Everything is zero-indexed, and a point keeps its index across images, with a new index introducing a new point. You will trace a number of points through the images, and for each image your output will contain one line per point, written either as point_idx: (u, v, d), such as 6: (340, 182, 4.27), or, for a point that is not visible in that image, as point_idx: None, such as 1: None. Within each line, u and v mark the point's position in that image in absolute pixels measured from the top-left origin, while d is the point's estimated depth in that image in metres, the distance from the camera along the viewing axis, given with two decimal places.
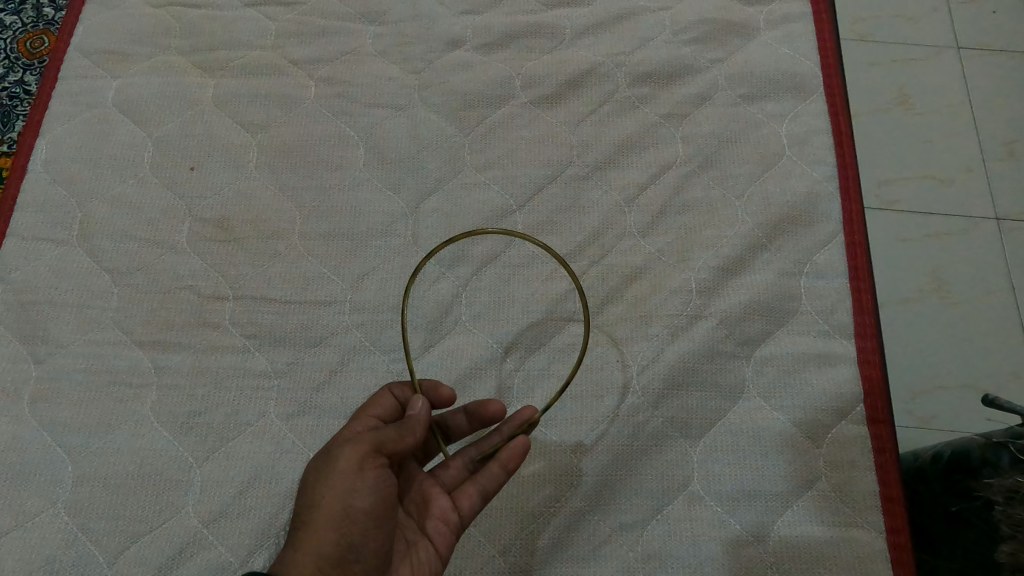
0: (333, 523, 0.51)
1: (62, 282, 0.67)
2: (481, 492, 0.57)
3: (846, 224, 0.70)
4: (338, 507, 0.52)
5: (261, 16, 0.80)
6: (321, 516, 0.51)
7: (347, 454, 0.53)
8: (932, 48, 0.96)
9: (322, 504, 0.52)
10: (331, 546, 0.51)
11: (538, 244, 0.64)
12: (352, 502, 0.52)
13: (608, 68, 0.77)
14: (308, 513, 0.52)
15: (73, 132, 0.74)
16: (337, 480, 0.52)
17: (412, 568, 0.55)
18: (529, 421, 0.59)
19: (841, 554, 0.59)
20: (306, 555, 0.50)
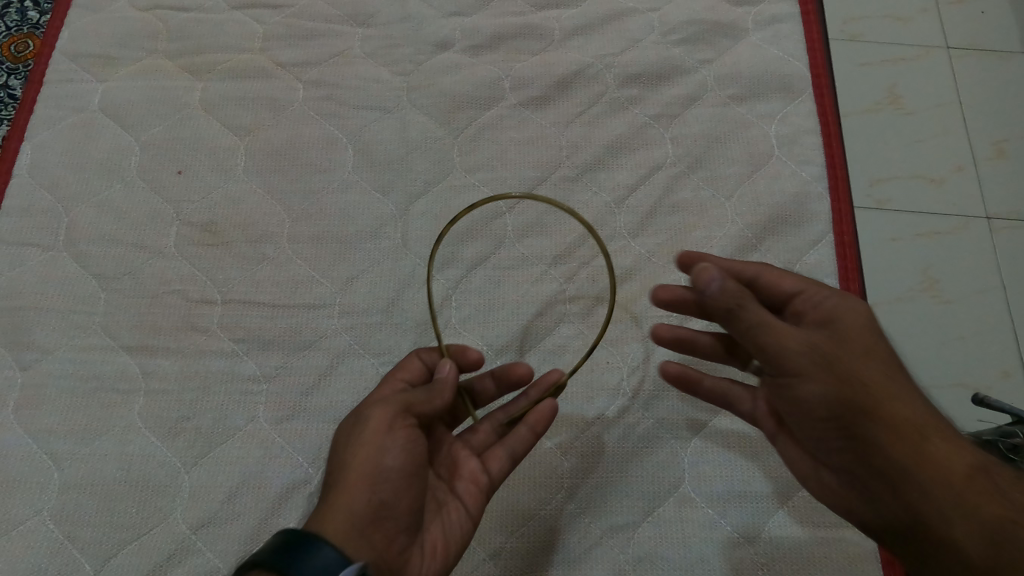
0: (367, 480, 0.50)
1: (49, 288, 0.67)
2: (509, 455, 0.58)
3: (835, 223, 0.70)
4: (371, 465, 0.51)
5: (248, 18, 0.80)
6: (354, 474, 0.51)
7: (379, 414, 0.53)
8: (921, 47, 0.96)
9: (354, 462, 0.51)
10: (365, 503, 0.50)
11: (568, 211, 0.63)
12: (384, 460, 0.52)
13: (598, 69, 0.77)
14: (339, 473, 0.51)
15: (60, 137, 0.74)
16: (369, 439, 0.52)
17: (444, 528, 0.54)
18: (557, 384, 0.60)
19: (833, 554, 0.59)
20: (340, 511, 0.49)
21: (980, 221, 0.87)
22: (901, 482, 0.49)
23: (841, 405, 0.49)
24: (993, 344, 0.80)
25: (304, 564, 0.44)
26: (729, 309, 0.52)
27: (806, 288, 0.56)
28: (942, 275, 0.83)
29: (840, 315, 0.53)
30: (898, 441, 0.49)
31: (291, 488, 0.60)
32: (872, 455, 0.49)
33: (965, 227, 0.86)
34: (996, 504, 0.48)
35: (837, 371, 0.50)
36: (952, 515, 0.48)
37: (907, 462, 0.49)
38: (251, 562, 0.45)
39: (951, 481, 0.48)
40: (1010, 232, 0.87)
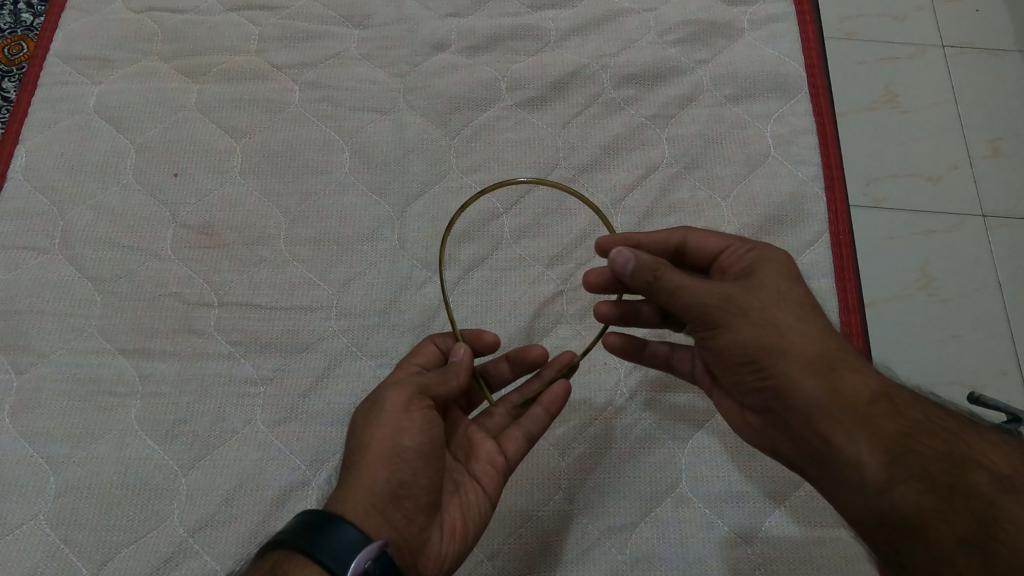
0: (384, 462, 0.51)
1: (44, 291, 0.67)
2: (526, 435, 0.58)
3: (832, 222, 0.71)
4: (388, 447, 0.52)
5: (244, 20, 0.80)
6: (372, 456, 0.51)
7: (394, 395, 0.53)
8: (917, 46, 0.97)
9: (372, 444, 0.52)
10: (383, 484, 0.50)
11: (574, 192, 0.63)
12: (402, 440, 0.52)
13: (594, 70, 0.77)
14: (358, 455, 0.52)
15: (55, 139, 0.73)
16: (386, 421, 0.52)
17: (463, 508, 0.54)
18: (569, 364, 0.61)
19: (831, 554, 0.59)
20: (359, 491, 0.50)
21: (976, 219, 0.87)
22: (823, 422, 0.48)
23: (753, 350, 0.51)
24: (990, 343, 0.80)
25: (325, 540, 0.45)
26: (647, 281, 0.54)
27: (731, 244, 0.57)
28: (939, 274, 0.83)
29: (761, 265, 0.55)
30: (810, 376, 0.49)
31: (289, 490, 0.60)
32: (788, 394, 0.50)
33: (962, 226, 0.87)
34: (927, 445, 0.46)
35: (749, 317, 0.51)
36: (871, 447, 0.46)
37: (821, 397, 0.48)
38: (276, 541, 0.47)
39: (864, 415, 0.47)
40: (1007, 230, 0.87)
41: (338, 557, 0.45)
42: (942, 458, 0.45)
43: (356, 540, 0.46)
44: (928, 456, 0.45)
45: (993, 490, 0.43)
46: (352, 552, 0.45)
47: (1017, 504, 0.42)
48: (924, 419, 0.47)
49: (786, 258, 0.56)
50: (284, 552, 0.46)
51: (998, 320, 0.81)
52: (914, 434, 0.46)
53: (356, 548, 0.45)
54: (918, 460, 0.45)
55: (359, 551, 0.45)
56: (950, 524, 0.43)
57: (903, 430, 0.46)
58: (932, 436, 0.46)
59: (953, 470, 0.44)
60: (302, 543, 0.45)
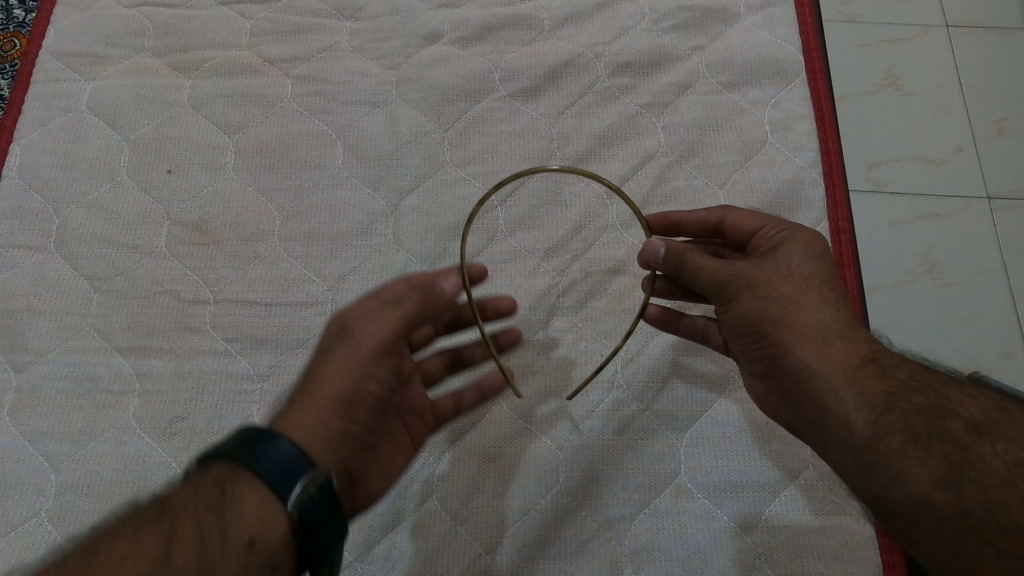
0: (343, 400, 0.51)
1: (40, 290, 0.67)
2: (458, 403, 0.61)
3: (830, 209, 0.70)
4: (351, 387, 0.52)
5: (235, 14, 0.79)
6: (334, 391, 0.51)
7: (373, 338, 0.53)
8: (920, 28, 0.95)
9: (335, 379, 0.51)
10: (338, 421, 0.51)
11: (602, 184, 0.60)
12: (366, 385, 0.52)
13: (588, 59, 0.76)
14: (316, 385, 0.51)
15: (48, 138, 0.73)
16: (355, 359, 0.52)
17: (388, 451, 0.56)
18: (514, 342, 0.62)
19: (831, 542, 0.59)
20: (312, 417, 0.50)
21: (981, 201, 0.86)
22: (815, 386, 0.49)
23: (756, 321, 0.51)
24: (995, 327, 0.79)
25: (268, 459, 0.45)
26: (676, 264, 0.55)
27: (766, 224, 0.57)
28: (944, 257, 0.82)
29: (785, 245, 0.54)
30: (807, 344, 0.49)
31: None
32: (785, 359, 0.50)
33: (967, 208, 0.86)
34: (909, 400, 0.46)
35: (756, 291, 0.52)
36: (856, 405, 0.47)
37: (813, 362, 0.49)
38: (216, 455, 0.46)
39: (850, 375, 0.48)
40: (1013, 211, 0.86)
41: (281, 480, 0.45)
42: (921, 411, 0.46)
43: (300, 461, 0.46)
44: (909, 410, 0.46)
45: (965, 435, 0.45)
46: (297, 476, 0.45)
47: (990, 448, 0.44)
48: (906, 378, 0.48)
49: (820, 242, 0.55)
50: (226, 467, 0.46)
51: (1004, 303, 0.81)
52: (897, 391, 0.47)
53: (302, 471, 0.45)
54: (899, 415, 0.46)
55: (305, 473, 0.45)
56: (925, 469, 0.44)
57: (888, 388, 0.47)
58: (916, 393, 0.47)
59: (932, 420, 0.45)
60: (245, 463, 0.45)
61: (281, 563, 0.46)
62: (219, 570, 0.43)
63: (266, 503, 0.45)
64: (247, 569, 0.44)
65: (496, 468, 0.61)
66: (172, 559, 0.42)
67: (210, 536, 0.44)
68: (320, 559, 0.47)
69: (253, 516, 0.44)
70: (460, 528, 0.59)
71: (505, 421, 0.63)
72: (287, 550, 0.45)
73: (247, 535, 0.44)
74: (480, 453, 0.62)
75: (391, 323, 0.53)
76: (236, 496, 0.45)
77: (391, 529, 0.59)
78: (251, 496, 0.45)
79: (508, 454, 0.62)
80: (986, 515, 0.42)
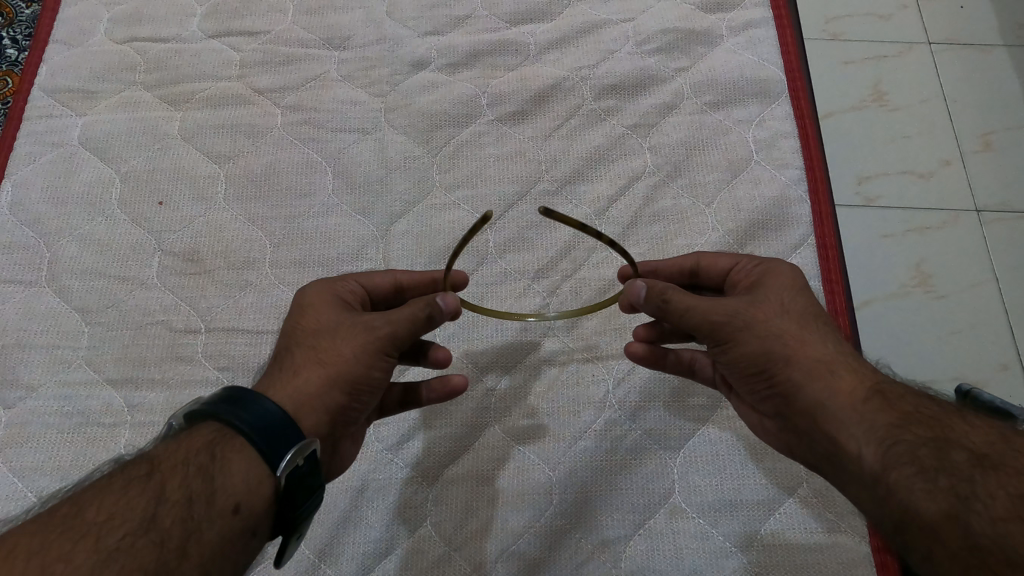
0: (350, 380, 0.50)
1: (33, 324, 0.67)
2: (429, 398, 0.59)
3: (817, 224, 0.70)
4: (360, 370, 0.51)
5: (224, 46, 0.80)
6: (344, 370, 0.50)
7: (392, 324, 0.51)
8: (902, 45, 0.97)
9: (346, 358, 0.51)
10: (340, 400, 0.50)
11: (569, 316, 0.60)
12: (374, 372, 0.51)
13: (573, 82, 0.77)
14: (328, 358, 0.51)
15: (40, 173, 0.74)
16: (371, 343, 0.51)
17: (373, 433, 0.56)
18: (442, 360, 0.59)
19: (828, 560, 0.58)
20: (308, 399, 0.49)
21: (970, 214, 0.87)
22: (829, 423, 0.48)
23: (762, 359, 0.51)
24: (988, 339, 0.80)
25: (257, 419, 0.45)
26: (658, 303, 0.54)
27: (740, 262, 0.58)
28: (935, 269, 0.83)
29: (767, 277, 0.55)
30: (816, 380, 0.49)
31: None
32: (796, 398, 0.50)
33: (955, 220, 0.86)
34: (914, 432, 0.45)
35: (756, 331, 0.51)
36: (865, 439, 0.46)
37: (823, 399, 0.48)
38: (205, 415, 0.46)
39: (858, 410, 0.47)
40: (1001, 223, 0.86)
41: (272, 445, 0.45)
42: (927, 443, 0.44)
43: (290, 426, 0.46)
44: (915, 442, 0.44)
45: (970, 467, 0.42)
46: (287, 445, 0.45)
47: (995, 480, 0.41)
48: (913, 410, 0.47)
49: (797, 273, 0.56)
50: (216, 429, 0.45)
51: (996, 314, 0.81)
52: (902, 423, 0.46)
53: (292, 440, 0.45)
54: (904, 447, 0.44)
55: (292, 445, 0.45)
56: (933, 502, 0.42)
57: (894, 421, 0.46)
58: (920, 424, 0.45)
59: (936, 452, 0.43)
60: (235, 424, 0.45)
61: (259, 530, 0.45)
62: (205, 533, 0.41)
63: (255, 470, 0.44)
64: (231, 534, 0.43)
65: (489, 493, 0.61)
66: (159, 521, 0.41)
67: (196, 499, 0.42)
68: (296, 527, 0.46)
69: (241, 483, 0.43)
70: (455, 555, 0.59)
71: (499, 446, 0.63)
72: (267, 517, 0.45)
73: (233, 500, 0.43)
74: (474, 478, 0.62)
75: (412, 313, 0.51)
76: (225, 465, 0.44)
77: (384, 556, 0.59)
78: (240, 461, 0.44)
79: (500, 478, 0.61)
80: (995, 549, 0.39)
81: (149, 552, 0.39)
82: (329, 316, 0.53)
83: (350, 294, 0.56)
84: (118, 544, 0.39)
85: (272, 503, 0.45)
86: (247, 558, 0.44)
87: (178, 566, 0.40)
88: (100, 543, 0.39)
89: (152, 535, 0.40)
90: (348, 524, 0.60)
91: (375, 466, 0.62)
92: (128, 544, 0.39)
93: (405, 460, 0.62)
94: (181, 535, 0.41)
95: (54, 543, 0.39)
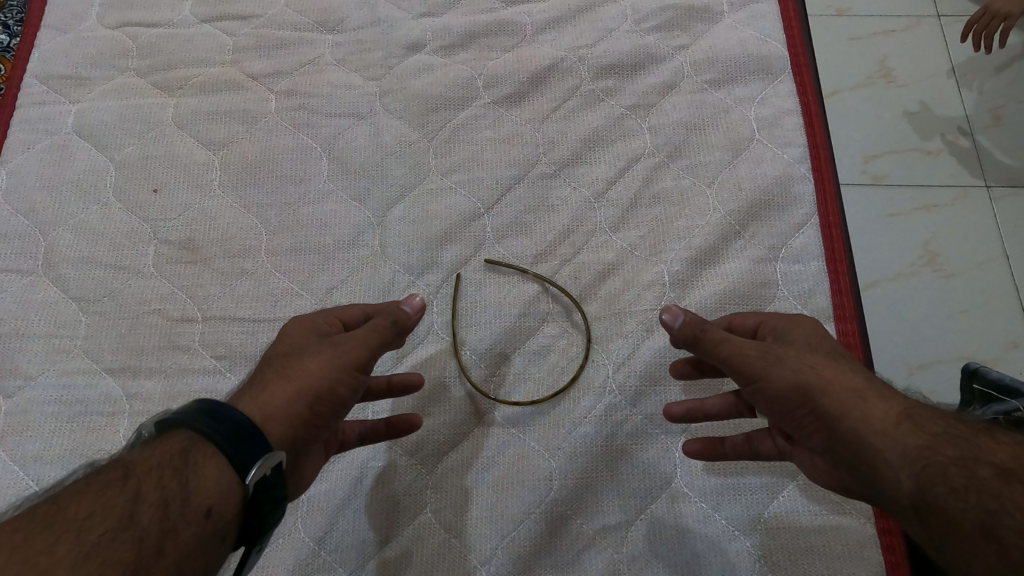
0: (316, 393, 0.50)
1: (30, 314, 0.67)
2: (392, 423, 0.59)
3: (820, 203, 0.69)
4: (330, 385, 0.50)
5: (217, 31, 0.79)
6: (310, 383, 0.50)
7: (358, 340, 0.52)
8: (911, 18, 0.94)
9: (314, 372, 0.50)
10: (304, 412, 0.50)
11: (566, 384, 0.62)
12: (339, 388, 0.51)
13: (571, 62, 0.76)
14: (297, 372, 0.51)
15: (35, 161, 0.73)
16: (339, 358, 0.51)
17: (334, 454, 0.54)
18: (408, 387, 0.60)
19: (833, 543, 0.58)
20: (273, 411, 0.49)
21: (979, 190, 0.85)
22: (862, 449, 0.46)
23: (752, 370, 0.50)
24: (999, 316, 0.78)
25: (231, 428, 0.44)
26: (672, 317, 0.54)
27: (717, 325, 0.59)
28: (943, 247, 0.81)
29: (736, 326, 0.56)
30: (850, 407, 0.47)
31: None
32: (833, 430, 0.47)
33: (966, 197, 0.84)
34: (943, 451, 0.42)
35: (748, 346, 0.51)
36: (899, 463, 0.43)
37: (857, 427, 0.46)
38: (181, 421, 0.45)
39: (888, 433, 0.45)
40: (1012, 199, 0.84)
41: (242, 453, 0.44)
42: (957, 460, 0.41)
43: (260, 439, 0.45)
44: (942, 460, 0.42)
45: (999, 482, 0.39)
46: (258, 455, 0.45)
47: None
48: (942, 430, 0.44)
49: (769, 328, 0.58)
50: (190, 436, 0.44)
51: (1008, 291, 0.79)
52: (934, 443, 0.43)
53: (263, 451, 0.45)
54: (935, 467, 0.42)
55: (261, 457, 0.45)
56: (965, 523, 0.39)
57: (924, 441, 0.43)
58: (950, 442, 0.42)
59: (965, 470, 0.41)
60: (210, 431, 0.44)
61: (228, 535, 0.44)
62: (181, 531, 0.41)
63: (228, 477, 0.43)
64: (202, 536, 0.42)
65: (489, 480, 0.61)
66: (138, 518, 0.40)
67: (172, 500, 0.41)
68: (259, 535, 0.46)
69: (213, 489, 0.43)
70: (453, 540, 0.59)
71: (498, 433, 0.62)
72: (235, 523, 0.44)
73: (206, 503, 0.42)
74: (474, 464, 0.61)
75: (375, 325, 0.52)
76: (200, 470, 0.43)
77: (383, 544, 0.59)
78: (214, 467, 0.43)
79: (500, 464, 0.61)
80: None
81: (129, 548, 0.38)
82: (305, 342, 0.53)
83: (330, 322, 0.56)
84: (99, 539, 0.38)
85: (239, 511, 0.44)
86: (216, 563, 0.43)
87: (155, 562, 0.39)
88: (81, 538, 0.38)
89: (132, 532, 0.39)
90: (346, 512, 0.60)
91: (374, 454, 0.62)
92: (108, 540, 0.38)
93: (404, 448, 0.62)
94: (158, 535, 0.40)
95: (34, 538, 0.37)
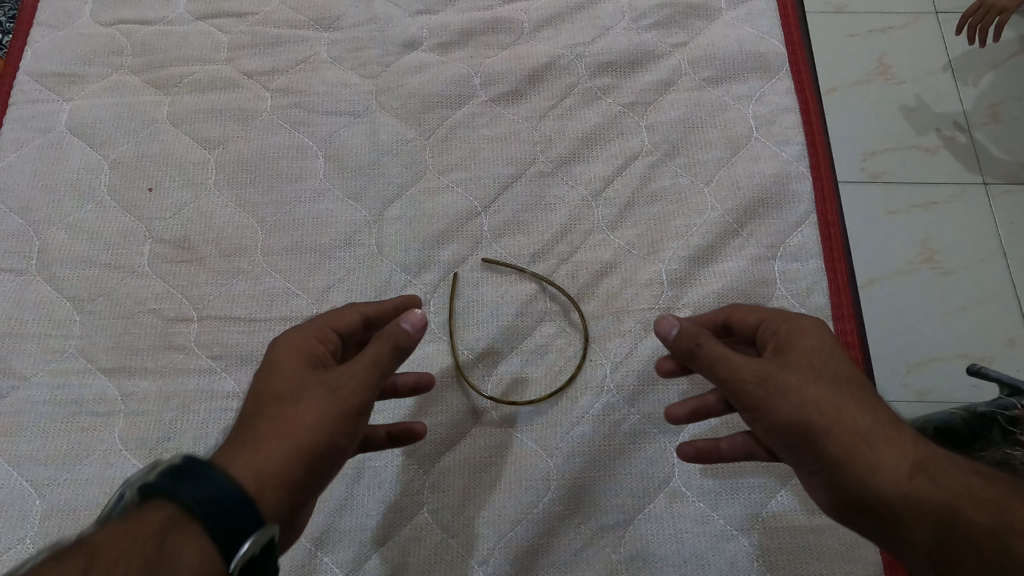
0: (316, 448, 0.47)
1: (24, 313, 0.66)
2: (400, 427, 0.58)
3: (818, 200, 0.69)
4: (327, 438, 0.47)
5: (212, 28, 0.79)
6: (309, 439, 0.47)
7: (358, 382, 0.48)
8: (909, 15, 0.94)
9: (310, 427, 0.47)
10: (303, 471, 0.46)
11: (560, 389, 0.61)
12: (339, 438, 0.48)
13: (569, 60, 0.75)
14: (293, 427, 0.47)
15: (29, 159, 0.73)
16: (338, 408, 0.48)
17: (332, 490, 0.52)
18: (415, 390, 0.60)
19: (830, 542, 0.58)
20: (270, 468, 0.45)
21: (977, 187, 0.85)
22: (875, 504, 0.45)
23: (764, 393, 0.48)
24: (997, 314, 0.78)
25: (213, 501, 0.41)
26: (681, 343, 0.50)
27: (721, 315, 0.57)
28: (941, 246, 0.81)
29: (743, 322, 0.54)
30: (859, 456, 0.45)
31: None
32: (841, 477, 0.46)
33: (963, 194, 0.84)
34: (959, 509, 0.42)
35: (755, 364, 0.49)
36: (914, 520, 0.43)
37: (864, 477, 0.45)
38: (156, 496, 0.41)
39: (903, 489, 0.44)
40: (1009, 196, 0.84)
41: (225, 530, 0.41)
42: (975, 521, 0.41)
43: (247, 512, 0.42)
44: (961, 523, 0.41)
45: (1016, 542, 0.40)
46: (244, 531, 0.41)
47: None
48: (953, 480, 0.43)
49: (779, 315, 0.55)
50: (166, 514, 0.41)
51: (1005, 290, 0.79)
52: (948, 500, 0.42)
53: (249, 526, 0.42)
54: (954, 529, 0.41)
55: (252, 530, 0.42)
56: None
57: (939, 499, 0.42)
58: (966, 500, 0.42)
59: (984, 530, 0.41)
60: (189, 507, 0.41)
61: None
62: None
63: (209, 559, 0.40)
64: None
65: (486, 480, 0.60)
66: None
67: None
68: None
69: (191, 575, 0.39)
70: (450, 540, 0.59)
71: (495, 433, 0.62)
72: None
73: None
74: (471, 465, 0.61)
75: (375, 356, 0.49)
76: (177, 553, 0.39)
77: (381, 545, 0.59)
78: (193, 548, 0.40)
79: (497, 465, 0.61)
80: None
81: None
82: (297, 382, 0.49)
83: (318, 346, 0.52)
84: None
85: None
86: None
87: None
88: None
89: None
90: (343, 512, 0.59)
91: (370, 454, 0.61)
92: None
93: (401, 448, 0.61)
94: None
95: None
